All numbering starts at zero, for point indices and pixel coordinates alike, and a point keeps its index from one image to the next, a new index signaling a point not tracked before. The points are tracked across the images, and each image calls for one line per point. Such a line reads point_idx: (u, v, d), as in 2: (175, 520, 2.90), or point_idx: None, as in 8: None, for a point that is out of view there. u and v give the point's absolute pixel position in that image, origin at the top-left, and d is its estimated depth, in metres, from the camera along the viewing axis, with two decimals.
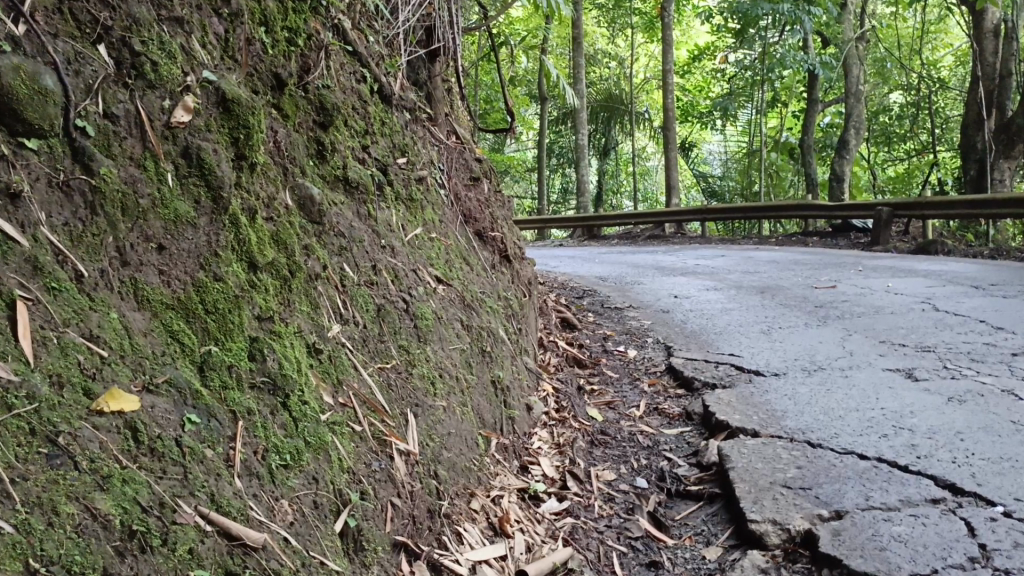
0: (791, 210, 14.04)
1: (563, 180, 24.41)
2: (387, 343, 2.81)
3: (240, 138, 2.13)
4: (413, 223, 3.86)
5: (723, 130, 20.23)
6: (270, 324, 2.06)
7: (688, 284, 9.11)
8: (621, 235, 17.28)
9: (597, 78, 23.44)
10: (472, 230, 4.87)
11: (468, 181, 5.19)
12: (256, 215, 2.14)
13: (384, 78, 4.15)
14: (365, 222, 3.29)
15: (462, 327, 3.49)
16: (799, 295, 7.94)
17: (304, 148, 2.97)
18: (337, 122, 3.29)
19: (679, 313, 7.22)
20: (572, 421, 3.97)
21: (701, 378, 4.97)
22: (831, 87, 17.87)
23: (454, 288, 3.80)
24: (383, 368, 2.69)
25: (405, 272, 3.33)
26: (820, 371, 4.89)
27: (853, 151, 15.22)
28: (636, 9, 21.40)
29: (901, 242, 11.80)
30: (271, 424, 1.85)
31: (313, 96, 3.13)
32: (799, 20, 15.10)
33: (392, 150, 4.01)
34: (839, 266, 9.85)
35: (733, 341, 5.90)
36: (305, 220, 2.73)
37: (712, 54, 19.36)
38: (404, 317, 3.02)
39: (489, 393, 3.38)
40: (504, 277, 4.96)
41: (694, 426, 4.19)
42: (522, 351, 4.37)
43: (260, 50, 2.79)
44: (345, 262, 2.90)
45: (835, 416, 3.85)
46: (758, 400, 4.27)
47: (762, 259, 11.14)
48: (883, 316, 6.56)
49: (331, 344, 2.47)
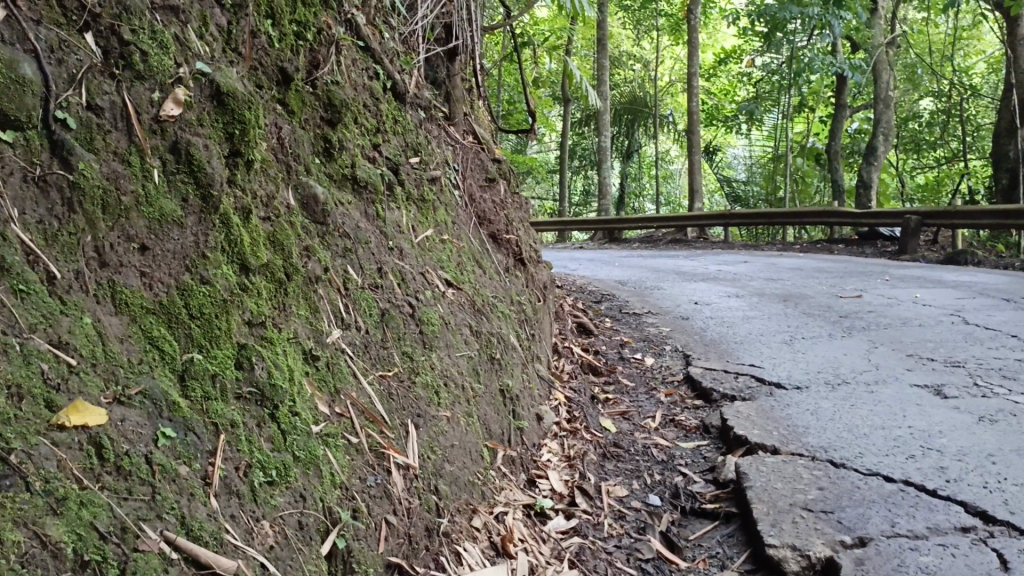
0: (816, 217, 13.81)
1: (585, 182, 24.23)
2: (390, 349, 2.71)
3: (235, 133, 2.02)
4: (423, 224, 3.76)
5: (748, 134, 19.99)
6: (261, 330, 1.95)
7: (709, 290, 8.94)
8: (642, 239, 17.10)
9: (621, 80, 23.27)
10: (487, 232, 4.76)
11: (484, 181, 5.08)
12: (250, 214, 2.04)
13: (398, 75, 4.05)
14: (373, 223, 3.19)
15: (471, 333, 3.37)
16: (822, 304, 7.76)
17: (310, 146, 2.87)
18: (346, 119, 3.19)
19: (698, 321, 7.07)
20: (584, 432, 3.84)
21: (720, 390, 4.82)
22: (860, 92, 17.60)
23: (465, 291, 3.69)
24: (385, 376, 2.58)
25: (413, 276, 3.22)
26: (844, 385, 4.73)
27: (881, 158, 14.95)
28: (662, 11, 21.20)
29: (929, 252, 11.55)
30: (256, 438, 1.75)
31: (321, 92, 3.03)
32: (828, 24, 14.86)
33: (405, 149, 3.91)
34: (865, 275, 9.65)
35: (753, 350, 5.75)
36: (307, 220, 2.63)
37: (738, 57, 19.12)
38: (409, 322, 2.92)
39: (498, 402, 3.26)
40: (518, 281, 4.84)
41: (711, 440, 4.05)
42: (534, 357, 4.25)
43: (265, 43, 2.69)
44: (349, 264, 2.79)
45: (859, 434, 3.70)
46: (779, 414, 4.12)
47: (785, 266, 10.94)
48: (910, 328, 6.38)
49: (329, 351, 2.37)
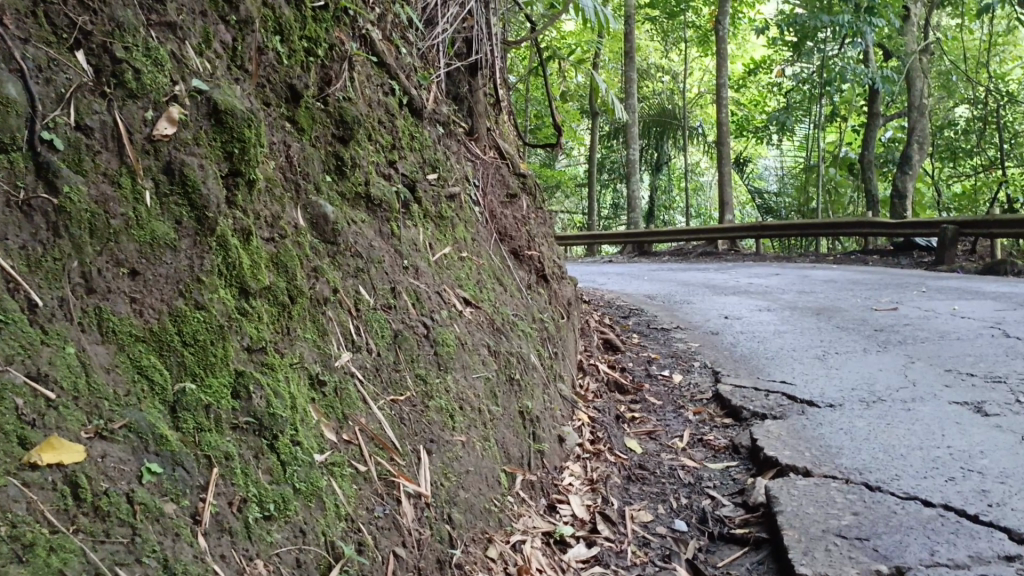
0: (849, 227, 13.55)
1: (615, 196, 24.09)
2: (402, 372, 2.62)
3: (234, 153, 1.96)
4: (441, 242, 3.69)
5: (779, 145, 19.75)
6: (262, 356, 1.88)
7: (740, 304, 8.77)
8: (672, 251, 16.93)
9: (650, 92, 23.13)
10: (508, 248, 4.68)
11: (505, 197, 4.99)
12: (251, 236, 1.97)
13: (415, 91, 3.99)
14: (387, 242, 3.11)
15: (489, 353, 3.28)
16: (857, 317, 7.57)
17: (320, 164, 2.81)
18: (359, 136, 3.13)
19: (729, 335, 6.91)
20: (608, 454, 3.72)
21: (750, 408, 4.67)
22: (894, 100, 17.31)
23: (484, 310, 3.60)
24: (397, 400, 2.50)
25: (429, 295, 3.14)
26: (879, 402, 4.56)
27: (916, 167, 14.66)
28: (690, 23, 21.08)
29: (967, 262, 11.26)
30: (252, 470, 1.67)
31: (332, 109, 2.97)
32: (859, 33, 14.65)
33: (422, 165, 3.84)
34: (902, 287, 9.41)
35: (785, 366, 5.59)
36: (315, 240, 2.56)
37: (768, 67, 18.92)
38: (423, 343, 2.83)
39: (517, 425, 3.16)
40: (541, 298, 4.75)
41: (741, 461, 3.91)
42: (556, 376, 4.14)
43: (272, 60, 2.63)
44: (360, 285, 2.72)
45: (896, 455, 3.54)
46: (812, 434, 3.97)
47: (818, 278, 10.71)
48: (948, 342, 6.18)
49: (337, 375, 2.29)
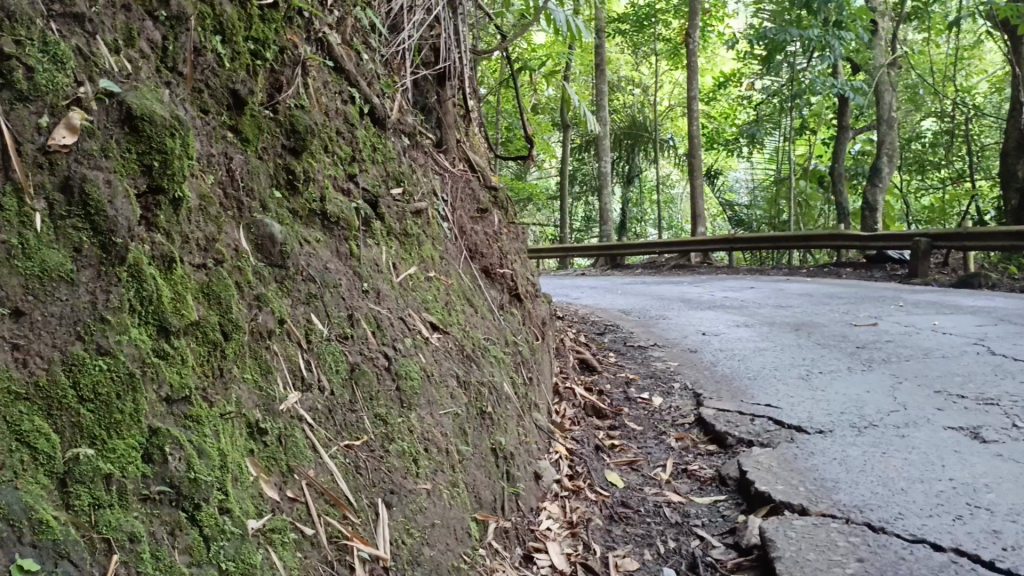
0: (823, 239, 13.43)
1: (587, 208, 23.94)
2: (360, 413, 2.33)
3: (154, 166, 1.67)
4: (405, 263, 3.41)
5: (750, 158, 19.69)
6: (186, 408, 1.58)
7: (717, 319, 8.55)
8: (645, 265, 16.76)
9: (621, 104, 23.02)
10: (479, 266, 4.39)
11: (476, 212, 4.71)
12: (175, 264, 1.68)
13: (378, 99, 3.70)
14: (346, 265, 2.83)
15: (458, 384, 3.00)
16: (837, 333, 7.37)
17: (268, 179, 2.51)
18: (313, 147, 2.84)
19: (708, 354, 6.67)
20: (587, 491, 3.45)
21: (735, 434, 4.43)
22: (862, 113, 17.34)
23: (453, 337, 3.32)
24: (352, 445, 2.20)
25: (392, 323, 2.85)
26: (871, 428, 4.33)
27: (885, 180, 14.64)
28: (661, 35, 21.04)
29: (941, 275, 11.16)
30: (164, 553, 1.39)
31: (283, 117, 2.69)
32: (829, 46, 14.62)
33: (386, 179, 3.57)
34: (879, 301, 9.25)
35: (768, 387, 5.37)
36: (260, 265, 2.27)
37: (738, 80, 18.88)
38: (384, 378, 2.54)
39: (489, 465, 2.88)
40: (514, 319, 4.47)
41: (729, 494, 3.67)
42: (531, 405, 3.86)
43: (212, 62, 2.35)
44: (313, 313, 2.43)
45: (896, 489, 3.39)
46: (803, 465, 3.75)
47: (793, 291, 10.56)
48: (932, 360, 5.99)
49: (281, 422, 2.00)
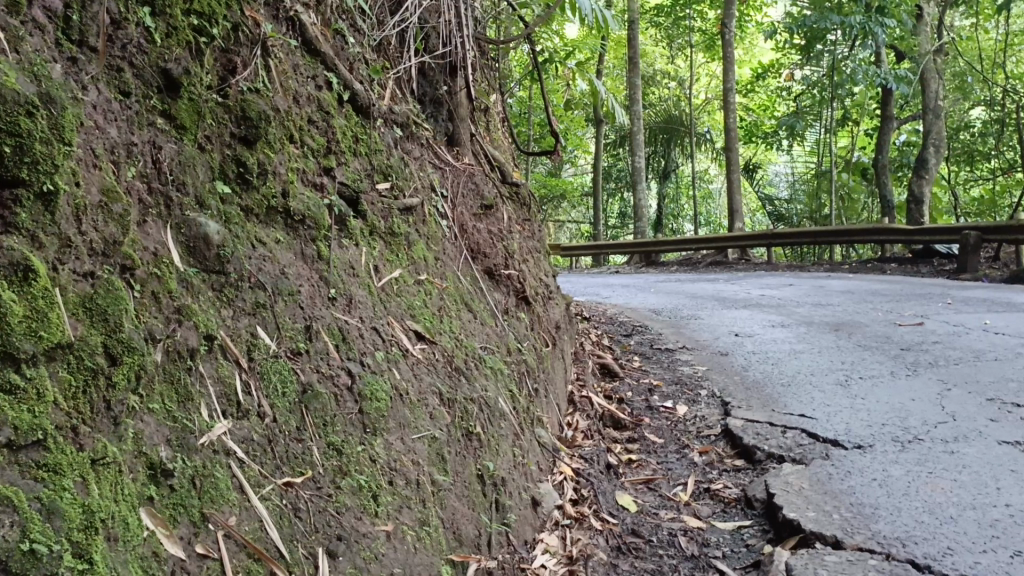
0: (865, 233, 12.86)
1: (622, 205, 23.47)
2: (308, 442, 1.99)
3: (6, 154, 1.47)
4: (390, 265, 3.08)
5: (790, 150, 19.06)
6: (38, 455, 1.31)
7: (751, 319, 8.10)
8: (681, 262, 16.23)
9: (656, 99, 22.46)
10: (481, 267, 4.05)
11: (479, 208, 4.34)
12: (35, 275, 1.42)
13: (362, 86, 3.38)
14: (310, 269, 2.50)
15: (440, 402, 2.66)
16: (879, 333, 6.90)
17: (210, 173, 2.19)
18: (272, 136, 2.51)
19: (739, 357, 6.25)
20: (592, 519, 3.10)
21: (765, 449, 4.03)
22: (907, 103, 16.70)
23: (441, 346, 2.99)
24: (293, 482, 1.88)
25: (362, 334, 2.51)
26: (916, 442, 3.91)
27: (932, 171, 13.99)
28: (696, 27, 20.56)
29: (992, 270, 10.57)
30: None
31: (233, 101, 2.37)
32: (871, 33, 14.03)
33: (370, 172, 3.24)
34: (925, 298, 8.73)
35: (803, 395, 4.94)
36: (188, 272, 1.95)
37: (777, 71, 18.30)
38: (344, 400, 2.21)
39: (474, 495, 2.54)
40: (520, 325, 4.12)
41: (756, 519, 3.29)
42: (535, 420, 3.51)
43: (135, 37, 2.04)
44: (258, 325, 2.11)
45: (944, 518, 3.00)
46: (839, 488, 3.35)
47: (834, 288, 10.03)
48: (984, 364, 5.51)
49: (198, 459, 1.68)
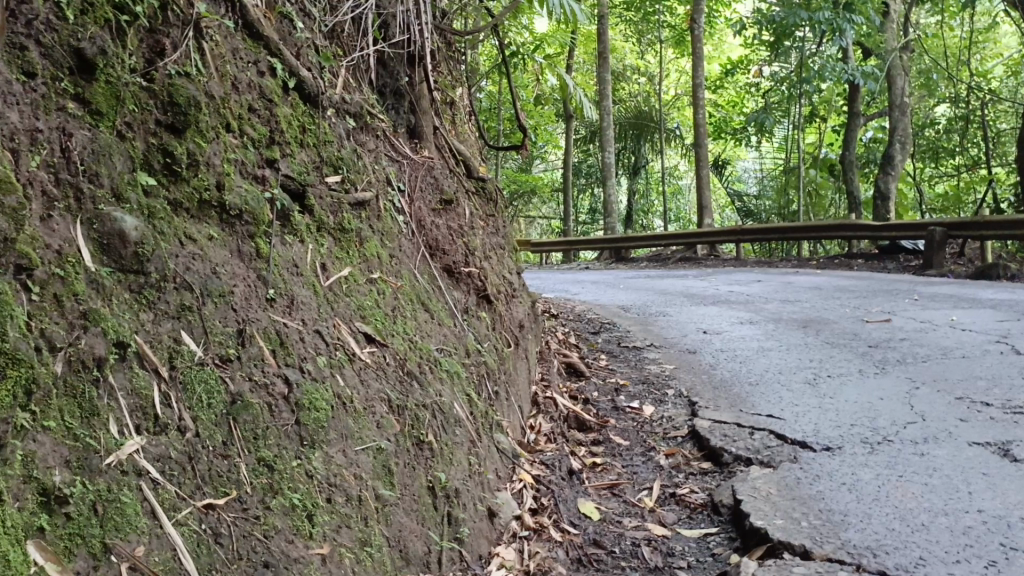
0: (832, 230, 12.86)
1: (592, 200, 23.38)
2: (235, 459, 1.83)
3: None
4: (339, 263, 2.91)
5: (759, 147, 19.07)
6: None
7: (720, 316, 8.00)
8: (650, 258, 16.18)
9: (626, 94, 22.41)
10: (439, 264, 3.88)
11: (439, 203, 4.17)
12: None
13: (311, 73, 3.19)
14: (247, 267, 2.32)
15: (389, 410, 2.50)
16: (848, 330, 6.83)
17: (131, 163, 2.01)
18: (204, 122, 2.33)
19: (707, 355, 6.14)
20: (551, 530, 2.97)
21: (732, 451, 3.91)
22: (874, 100, 16.77)
23: (392, 349, 2.82)
24: (214, 505, 1.71)
25: (303, 338, 2.34)
26: (886, 444, 3.80)
27: (898, 168, 14.05)
28: (666, 23, 20.51)
29: (958, 266, 10.59)
30: None
31: (160, 85, 2.19)
32: (839, 29, 14.03)
33: (319, 164, 3.06)
34: (893, 294, 8.70)
35: (771, 394, 4.83)
36: (100, 272, 1.77)
37: (746, 67, 18.29)
38: (279, 410, 2.04)
39: (424, 509, 2.38)
40: (481, 324, 3.96)
41: (723, 525, 3.17)
42: (494, 425, 3.37)
43: (42, 14, 1.87)
44: (183, 330, 1.93)
45: (916, 525, 2.89)
46: (808, 493, 3.23)
47: (802, 285, 9.99)
48: (952, 362, 5.44)
49: (102, 482, 1.52)
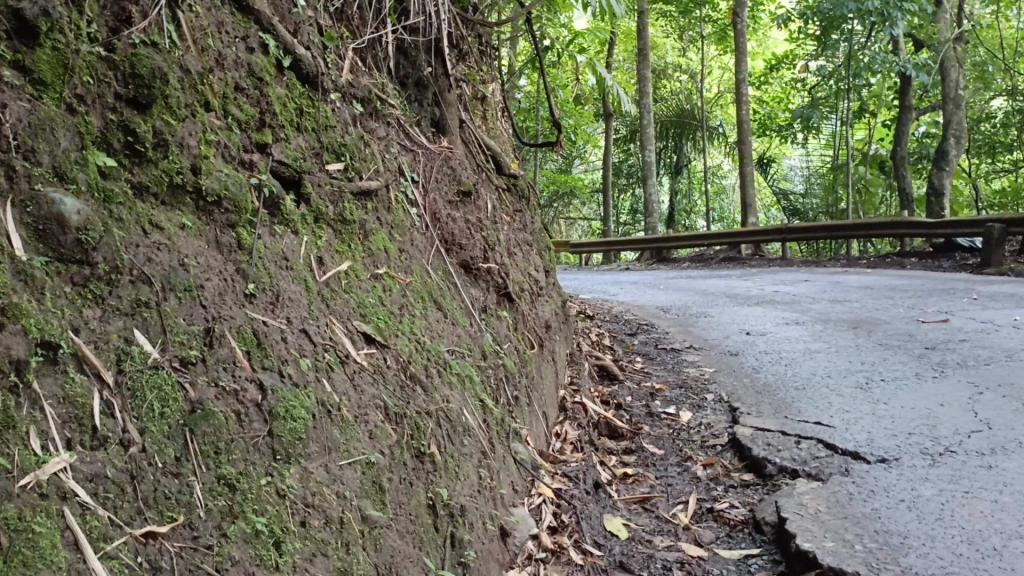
0: (883, 228, 12.32)
1: (633, 201, 22.94)
2: (188, 478, 1.59)
3: None
4: (339, 257, 2.66)
5: (805, 143, 18.49)
6: None
7: (764, 317, 7.60)
8: (692, 258, 15.75)
9: (667, 92, 21.92)
10: (455, 261, 3.63)
11: (457, 195, 3.91)
12: None
13: (310, 52, 2.94)
14: (224, 260, 2.06)
15: (385, 419, 2.24)
16: (902, 331, 6.40)
17: (80, 140, 1.78)
18: (175, 97, 2.09)
19: (749, 357, 5.79)
20: (571, 552, 2.70)
21: (776, 461, 3.58)
22: (927, 92, 16.11)
23: (395, 351, 2.56)
24: (157, 533, 1.48)
25: (286, 338, 2.09)
26: (949, 456, 3.44)
27: (952, 163, 13.43)
28: (708, 18, 20.01)
29: (1018, 264, 10.02)
30: None
31: (122, 55, 1.96)
32: (890, 19, 13.44)
33: (320, 149, 2.81)
34: (950, 293, 8.21)
35: (819, 400, 4.47)
36: (32, 263, 1.55)
37: (791, 62, 17.72)
38: (249, 420, 1.79)
39: (422, 530, 2.12)
40: (501, 325, 3.69)
41: (766, 546, 2.85)
42: (511, 435, 3.10)
43: None
44: (137, 328, 1.69)
45: (987, 551, 2.55)
46: (861, 511, 2.90)
47: (851, 284, 9.52)
48: (1017, 365, 5.02)
49: (12, 508, 1.29)
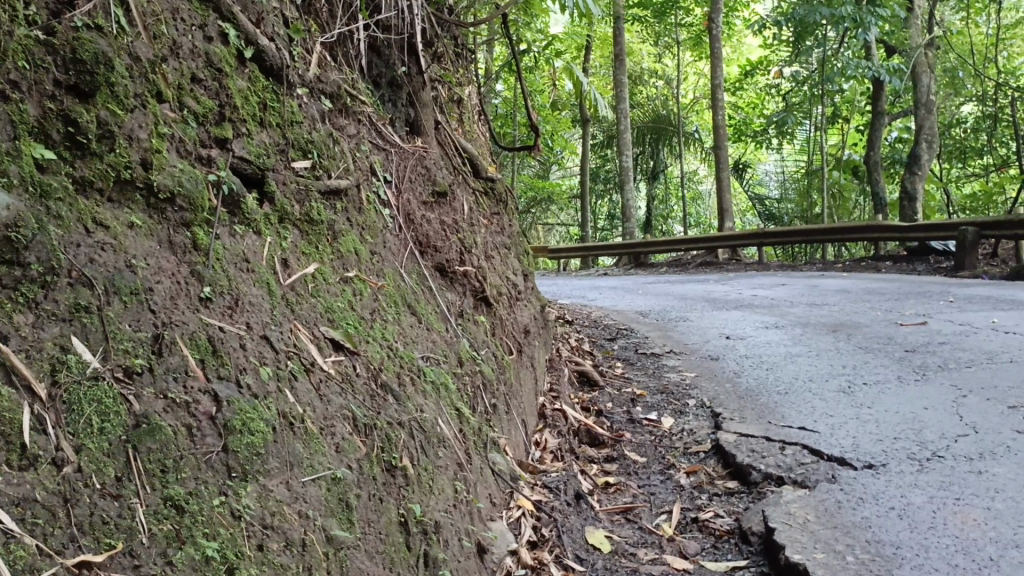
0: (858, 232, 12.32)
1: (610, 206, 22.87)
2: (130, 500, 1.44)
3: None
4: (305, 258, 2.51)
5: (780, 149, 18.51)
6: None
7: (744, 321, 7.51)
8: (670, 263, 15.69)
9: (643, 97, 21.89)
10: (430, 263, 3.49)
11: (431, 195, 3.78)
12: None
13: (273, 43, 2.78)
14: (178, 261, 1.91)
15: (353, 430, 2.10)
16: (882, 334, 6.33)
17: (12, 129, 1.63)
18: (122, 84, 1.94)
19: (731, 362, 5.69)
20: (552, 569, 2.58)
21: (761, 468, 3.47)
22: (899, 97, 16.17)
23: (364, 358, 2.42)
24: (92, 562, 1.33)
25: (244, 344, 1.93)
26: (938, 461, 3.35)
27: (925, 168, 13.47)
28: (683, 23, 19.98)
29: (992, 267, 10.03)
30: None
31: (62, 38, 1.81)
32: (863, 24, 13.46)
33: (285, 145, 2.66)
34: (928, 296, 8.17)
35: (803, 404, 4.37)
36: None
37: (766, 68, 17.75)
38: (202, 434, 1.64)
39: (394, 550, 1.98)
40: (477, 330, 3.56)
41: (753, 557, 2.73)
42: (489, 445, 2.97)
43: None
44: (75, 335, 1.54)
45: (983, 560, 2.45)
46: (851, 520, 2.79)
47: (829, 288, 9.47)
48: (1000, 367, 4.96)
49: None
